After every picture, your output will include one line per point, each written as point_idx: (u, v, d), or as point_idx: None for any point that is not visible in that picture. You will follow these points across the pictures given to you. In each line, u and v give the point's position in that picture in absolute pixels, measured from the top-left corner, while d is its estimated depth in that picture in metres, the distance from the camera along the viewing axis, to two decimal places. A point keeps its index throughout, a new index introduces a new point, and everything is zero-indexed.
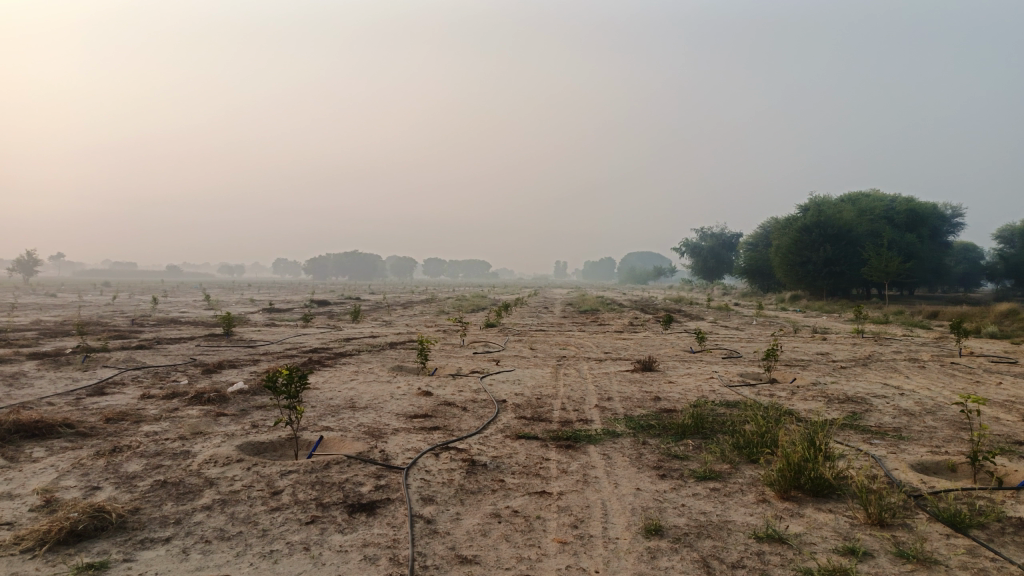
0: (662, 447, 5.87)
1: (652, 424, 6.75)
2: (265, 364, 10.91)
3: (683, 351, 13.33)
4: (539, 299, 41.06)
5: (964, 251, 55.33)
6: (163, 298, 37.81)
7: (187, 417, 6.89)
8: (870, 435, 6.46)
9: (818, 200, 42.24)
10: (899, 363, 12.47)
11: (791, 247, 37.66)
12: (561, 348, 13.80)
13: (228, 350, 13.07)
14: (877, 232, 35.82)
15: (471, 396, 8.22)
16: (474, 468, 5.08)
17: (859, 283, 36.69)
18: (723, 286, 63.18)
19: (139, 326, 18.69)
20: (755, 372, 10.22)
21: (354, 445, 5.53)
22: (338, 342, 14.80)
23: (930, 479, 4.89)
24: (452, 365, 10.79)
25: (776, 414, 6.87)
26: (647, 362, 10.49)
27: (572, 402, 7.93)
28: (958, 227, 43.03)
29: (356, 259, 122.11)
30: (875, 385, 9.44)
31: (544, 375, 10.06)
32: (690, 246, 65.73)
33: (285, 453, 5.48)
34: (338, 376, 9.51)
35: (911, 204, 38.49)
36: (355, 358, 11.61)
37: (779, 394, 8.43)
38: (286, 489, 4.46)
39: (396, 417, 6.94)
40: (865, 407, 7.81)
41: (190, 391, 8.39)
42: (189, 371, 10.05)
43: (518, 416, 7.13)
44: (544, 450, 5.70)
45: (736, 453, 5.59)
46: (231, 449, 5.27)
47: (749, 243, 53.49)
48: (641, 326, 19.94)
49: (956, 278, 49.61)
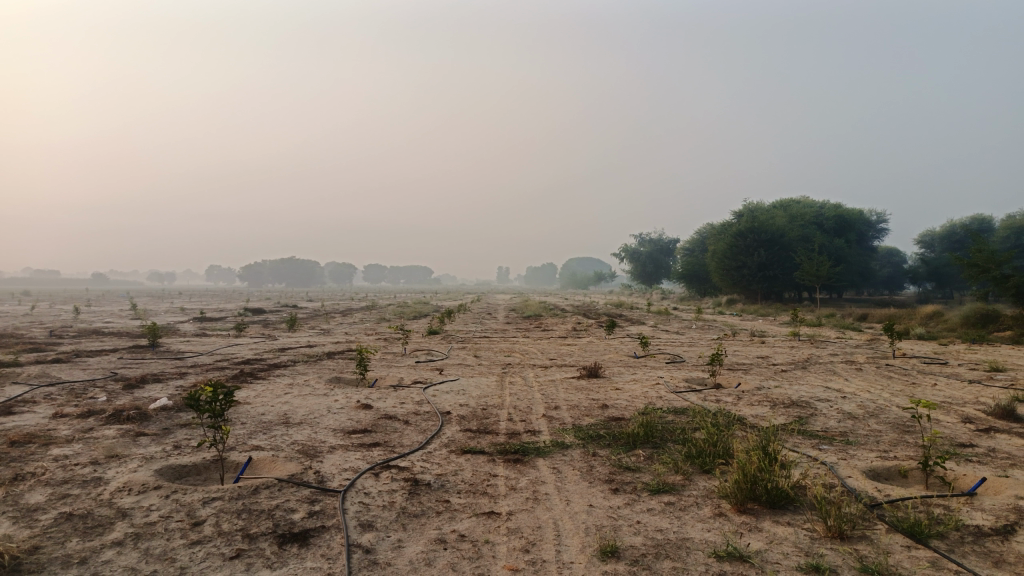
0: (613, 459, 5.65)
1: (601, 434, 6.54)
2: (193, 378, 10.29)
3: (628, 356, 13.25)
4: (481, 305, 40.73)
5: (888, 256, 57.53)
6: (84, 308, 35.88)
7: (103, 438, 6.35)
8: (819, 440, 6.40)
9: (751, 206, 43.24)
10: (837, 365, 12.66)
11: (726, 252, 38.32)
12: (505, 356, 13.56)
13: (153, 362, 12.35)
14: (809, 237, 36.81)
15: (413, 408, 7.87)
16: (417, 488, 4.76)
17: (791, 287, 37.64)
18: (662, 290, 64.14)
19: (57, 338, 17.60)
20: (700, 377, 10.17)
21: (286, 466, 5.15)
22: (272, 352, 14.20)
23: (885, 486, 4.80)
24: (393, 376, 10.40)
25: (726, 421, 6.76)
26: (593, 369, 10.33)
27: (518, 412, 7.67)
28: (883, 232, 44.69)
29: (293, 266, 119.59)
30: (818, 388, 9.49)
31: (489, 383, 9.79)
32: (629, 251, 66.59)
33: (209, 477, 5.05)
34: (271, 389, 9.02)
35: (840, 210, 39.72)
36: (291, 369, 11.11)
37: (725, 399, 8.35)
38: (209, 519, 4.06)
39: (333, 434, 6.55)
40: (810, 412, 7.79)
41: (108, 408, 7.79)
42: (108, 386, 9.38)
43: (463, 428, 6.83)
44: (491, 465, 5.42)
45: (689, 462, 5.42)
46: (148, 474, 4.81)
47: (686, 249, 54.44)
48: (584, 332, 19.85)
49: (882, 282, 51.46)
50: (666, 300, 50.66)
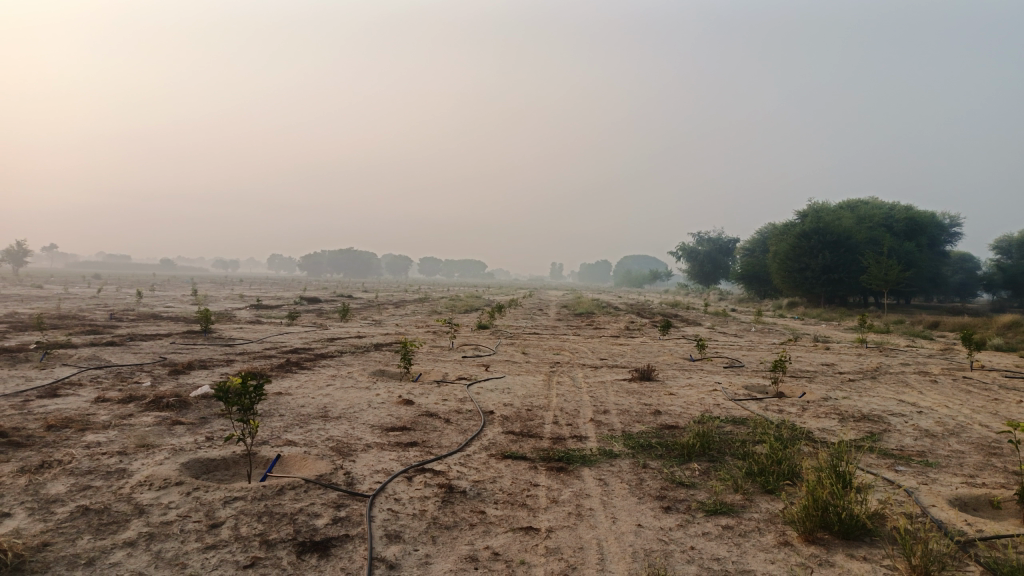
0: (665, 473, 5.21)
1: (653, 442, 6.11)
2: (238, 366, 10.20)
3: (683, 358, 12.73)
4: (535, 301, 40.45)
5: (962, 262, 54.90)
6: (147, 292, 36.98)
7: (138, 426, 6.22)
8: (894, 461, 5.82)
9: (816, 207, 41.78)
10: (909, 376, 11.85)
11: (790, 253, 37.09)
12: (555, 354, 13.16)
13: (203, 348, 12.36)
14: (877, 240, 35.27)
15: (455, 406, 7.58)
16: (452, 496, 4.42)
17: (857, 292, 36.19)
18: (719, 291, 62.73)
19: (115, 321, 17.94)
20: (760, 384, 9.60)
21: (316, 465, 4.88)
22: (320, 342, 14.11)
23: (976, 519, 4.23)
24: (438, 371, 10.10)
25: (790, 435, 6.24)
26: (646, 372, 9.84)
27: (564, 415, 7.29)
28: (957, 237, 42.53)
29: (350, 257, 121.53)
30: (890, 401, 8.80)
31: (536, 383, 9.41)
32: (686, 250, 65.25)
33: (237, 473, 4.82)
34: (314, 380, 8.84)
35: (911, 213, 37.90)
36: (336, 360, 10.98)
37: (789, 410, 7.79)
38: (228, 522, 3.80)
39: (370, 430, 6.28)
40: (882, 427, 7.17)
41: (149, 394, 7.70)
42: (154, 371, 9.35)
43: (506, 430, 6.48)
44: (532, 474, 5.04)
45: (750, 481, 4.94)
46: (172, 468, 4.59)
47: (747, 249, 52.97)
48: (638, 332, 19.28)
49: (953, 289, 49.08)
50: (724, 301, 49.43)
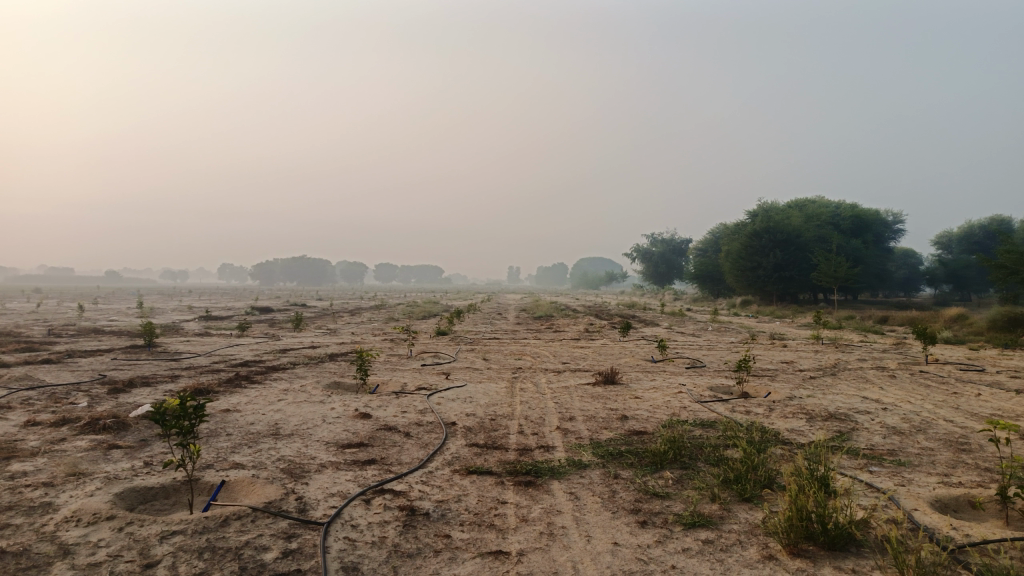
0: (637, 483, 4.98)
1: (623, 450, 5.88)
2: (184, 382, 9.68)
3: (644, 360, 12.58)
4: (492, 305, 40.21)
5: (906, 258, 56.41)
6: (90, 306, 35.64)
7: (70, 451, 5.73)
8: (868, 462, 5.68)
9: (766, 206, 42.43)
10: (868, 372, 11.91)
11: (742, 252, 37.56)
12: (516, 359, 12.90)
13: (147, 364, 11.75)
14: (826, 238, 35.92)
15: (416, 418, 7.25)
16: (414, 520, 4.10)
17: (807, 288, 36.87)
18: (673, 291, 63.34)
19: (53, 337, 17.05)
20: (725, 384, 9.48)
21: (265, 490, 4.50)
22: (272, 353, 13.59)
23: (959, 522, 4.09)
24: (396, 381, 9.73)
25: (761, 438, 6.08)
26: (610, 376, 9.64)
27: (529, 424, 7.02)
28: (900, 233, 43.64)
29: (303, 265, 119.50)
30: (854, 398, 8.76)
31: (498, 390, 9.11)
32: (640, 251, 65.69)
33: (177, 502, 4.42)
34: (264, 395, 8.40)
35: (857, 211, 38.74)
36: (289, 372, 10.52)
37: (756, 410, 7.66)
38: (165, 560, 3.42)
39: (325, 448, 5.91)
40: (851, 426, 7.08)
41: (85, 416, 7.17)
42: (91, 391, 8.78)
43: (469, 443, 6.19)
44: (499, 490, 4.75)
45: (725, 489, 4.74)
46: (103, 499, 4.16)
47: (700, 249, 53.53)
48: (597, 334, 19.16)
49: (898, 284, 50.39)
50: (679, 301, 49.91)
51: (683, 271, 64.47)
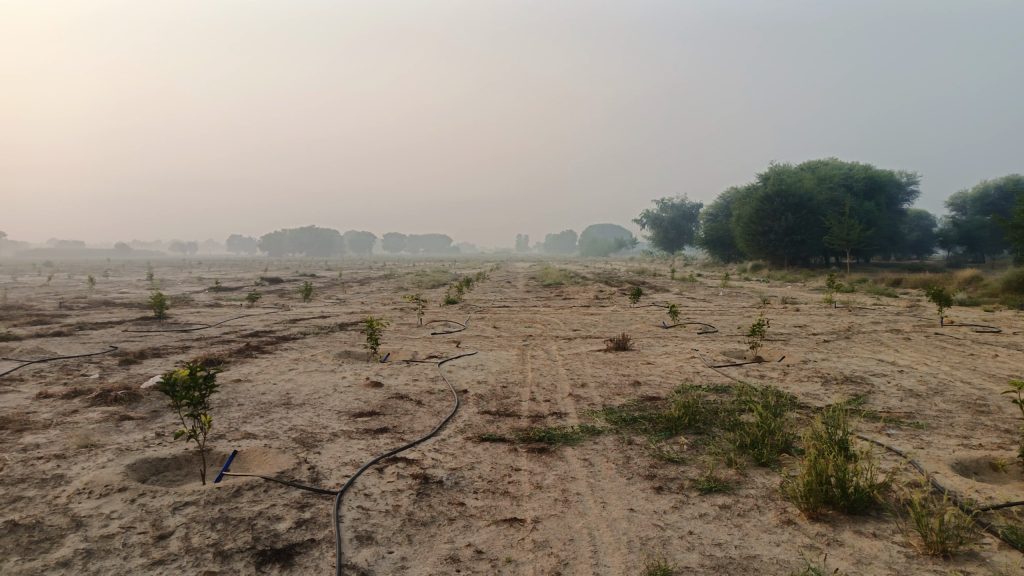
0: (652, 449, 4.92)
1: (637, 416, 5.82)
2: (195, 352, 9.68)
3: (656, 326, 12.50)
4: (501, 273, 40.16)
5: (918, 220, 55.79)
6: (102, 279, 35.80)
7: (82, 423, 5.72)
8: (885, 425, 5.60)
9: (777, 169, 41.92)
10: (882, 334, 11.80)
11: (753, 216, 37.21)
12: (527, 326, 12.84)
13: (158, 335, 11.77)
14: (838, 200, 35.49)
15: (427, 386, 7.21)
16: (428, 488, 4.06)
17: (818, 252, 36.57)
18: (683, 256, 63.01)
19: (65, 310, 17.11)
20: (738, 349, 9.39)
21: (277, 460, 4.47)
22: (283, 324, 13.59)
23: (981, 485, 4.01)
24: (407, 349, 9.70)
25: (777, 403, 6.01)
26: (622, 342, 9.57)
27: (541, 391, 6.97)
28: (913, 195, 43.08)
29: (312, 236, 119.54)
30: (869, 361, 8.66)
31: (509, 358, 9.07)
32: (650, 217, 65.25)
33: (189, 473, 4.40)
34: (275, 365, 8.38)
35: (869, 172, 38.20)
36: (300, 342, 10.52)
37: (770, 375, 7.58)
38: (178, 532, 3.40)
39: (337, 417, 5.88)
40: (867, 389, 6.99)
41: (97, 387, 7.18)
42: (103, 363, 8.79)
43: (481, 410, 6.14)
44: (512, 457, 4.71)
45: (742, 454, 4.68)
46: (115, 471, 4.14)
47: (710, 214, 53.08)
48: (608, 300, 19.08)
49: (911, 246, 49.92)
50: (689, 266, 49.67)
51: (692, 237, 64.05)
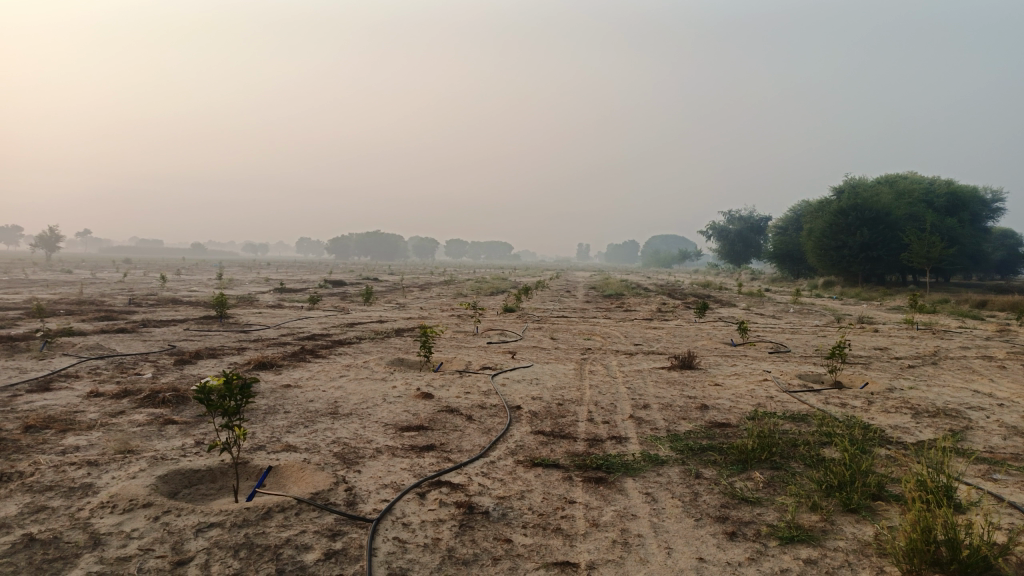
0: (722, 485, 4.43)
1: (706, 445, 5.32)
2: (249, 354, 9.58)
3: (723, 344, 11.87)
4: (562, 283, 39.67)
5: (1004, 238, 52.69)
6: (174, 276, 36.84)
7: (126, 426, 5.58)
8: (991, 469, 4.94)
9: (852, 182, 40.24)
10: (973, 361, 10.88)
11: (825, 230, 35.77)
12: (586, 338, 12.39)
13: (217, 335, 11.76)
14: (917, 216, 33.77)
15: (479, 400, 6.84)
16: (472, 519, 3.69)
17: (894, 270, 34.90)
18: (749, 270, 61.25)
19: (133, 306, 17.51)
20: (815, 373, 8.71)
21: (314, 477, 4.16)
22: (340, 327, 13.50)
23: None
24: (461, 359, 9.39)
25: (864, 439, 5.40)
26: (687, 360, 9.02)
27: (600, 411, 6.52)
28: (999, 212, 40.71)
29: (376, 240, 121.45)
30: (963, 392, 7.89)
31: (567, 372, 8.62)
32: (716, 229, 63.72)
33: (223, 487, 4.15)
34: (326, 371, 8.17)
35: (952, 188, 36.27)
36: (354, 347, 10.33)
37: (852, 403, 6.93)
38: (198, 558, 3.11)
39: (382, 431, 5.57)
40: (964, 424, 6.28)
41: (147, 388, 7.07)
42: (158, 362, 8.74)
43: (535, 430, 5.74)
44: (567, 487, 4.29)
45: (826, 499, 4.15)
46: (144, 483, 3.90)
47: (778, 228, 51.43)
48: (671, 314, 18.40)
49: (994, 266, 47.18)
50: (756, 281, 48.19)
51: (760, 250, 62.22)
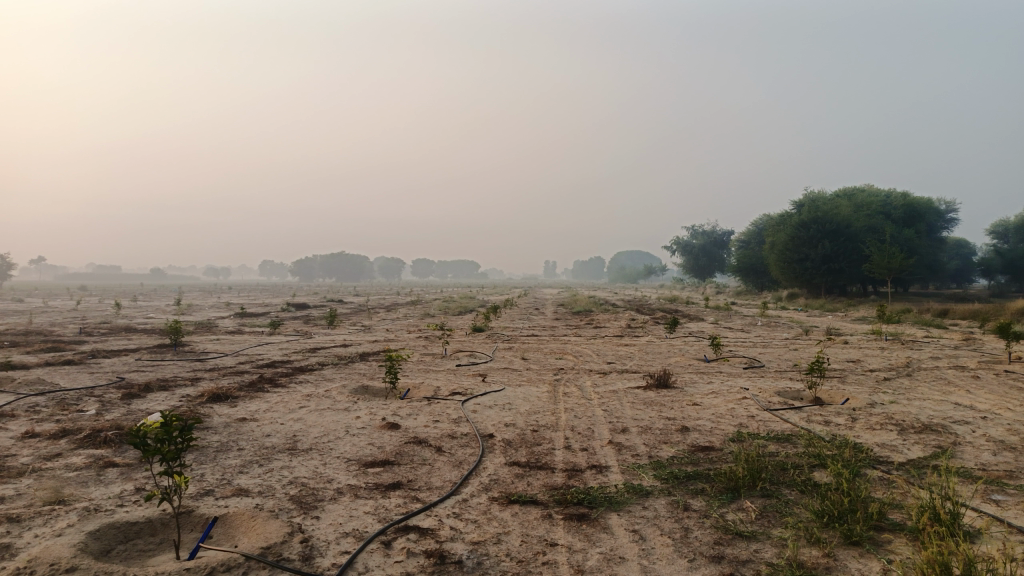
0: (713, 519, 4.11)
1: (691, 472, 5.01)
2: (204, 385, 9.04)
3: (696, 360, 11.64)
4: (529, 300, 39.38)
5: (959, 247, 53.78)
6: (129, 303, 35.77)
7: (60, 471, 5.07)
8: (990, 489, 4.69)
9: (812, 196, 40.79)
10: (946, 372, 10.78)
11: (787, 243, 36.12)
12: (558, 358, 12.04)
13: (170, 365, 11.16)
14: (877, 228, 34.27)
15: (449, 429, 6.45)
16: (444, 570, 3.31)
17: (856, 281, 35.31)
18: (714, 285, 61.68)
19: (83, 336, 16.69)
20: (794, 389, 8.48)
21: (267, 527, 3.74)
22: (301, 353, 12.97)
23: None
24: (429, 384, 8.98)
25: (854, 460, 5.14)
26: (663, 378, 8.74)
27: (577, 437, 6.18)
28: (953, 223, 41.56)
29: (340, 261, 120.12)
30: (944, 405, 7.72)
31: (539, 395, 8.27)
32: (680, 244, 64.16)
33: (163, 542, 3.70)
34: (286, 402, 7.69)
35: (908, 199, 36.94)
36: (316, 374, 9.85)
37: (836, 421, 6.70)
38: None
39: (345, 468, 5.16)
40: (952, 441, 6.06)
41: (88, 426, 6.54)
42: (104, 396, 8.18)
43: (509, 461, 5.37)
44: (546, 527, 3.93)
45: (826, 530, 3.86)
46: (72, 542, 3.44)
47: (742, 242, 51.91)
48: (641, 330, 18.18)
49: (950, 275, 48.08)
50: (721, 294, 48.45)
51: (724, 264, 62.72)
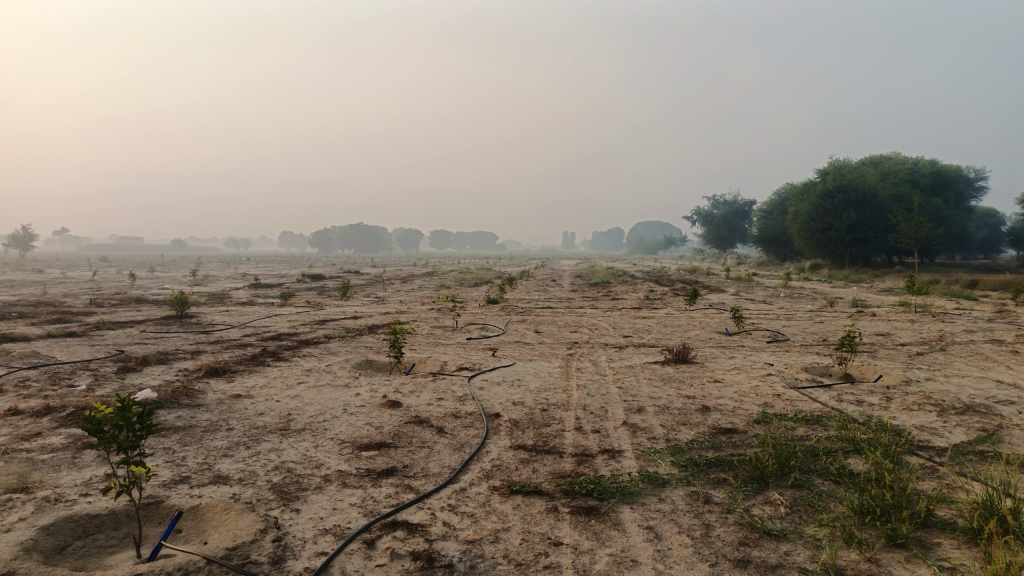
0: (737, 514, 3.68)
1: (713, 458, 4.57)
2: (203, 359, 8.72)
3: (717, 333, 11.14)
4: (546, 271, 38.84)
5: (987, 216, 52.25)
6: (145, 274, 35.65)
7: (33, 453, 4.73)
8: None
9: (837, 164, 39.67)
10: (983, 347, 10.19)
11: (811, 213, 35.21)
12: (573, 331, 11.61)
13: (172, 338, 10.83)
14: (903, 197, 33.24)
15: (453, 408, 6.06)
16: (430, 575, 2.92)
17: (882, 251, 34.46)
18: (736, 255, 60.68)
19: (94, 306, 16.51)
20: (822, 366, 7.96)
21: (239, 522, 3.37)
22: (309, 325, 12.62)
23: None
24: (436, 358, 8.59)
25: (894, 446, 4.65)
26: (683, 353, 8.27)
27: (589, 417, 5.76)
28: (982, 191, 40.27)
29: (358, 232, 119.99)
30: (984, 383, 7.20)
31: (551, 371, 7.83)
32: (701, 213, 63.05)
33: (125, 537, 3.35)
34: (284, 377, 7.33)
35: (937, 167, 35.76)
36: (321, 348, 9.50)
37: (870, 401, 6.22)
38: None
39: (338, 451, 4.78)
40: (999, 423, 5.56)
41: (74, 403, 6.22)
42: (100, 370, 7.88)
43: (514, 445, 4.96)
44: (550, 523, 3.53)
45: (866, 529, 3.41)
46: (17, 541, 3.08)
47: (764, 211, 50.85)
48: (659, 302, 17.68)
49: (977, 245, 46.84)
50: (742, 265, 47.58)
51: (745, 235, 61.60)
